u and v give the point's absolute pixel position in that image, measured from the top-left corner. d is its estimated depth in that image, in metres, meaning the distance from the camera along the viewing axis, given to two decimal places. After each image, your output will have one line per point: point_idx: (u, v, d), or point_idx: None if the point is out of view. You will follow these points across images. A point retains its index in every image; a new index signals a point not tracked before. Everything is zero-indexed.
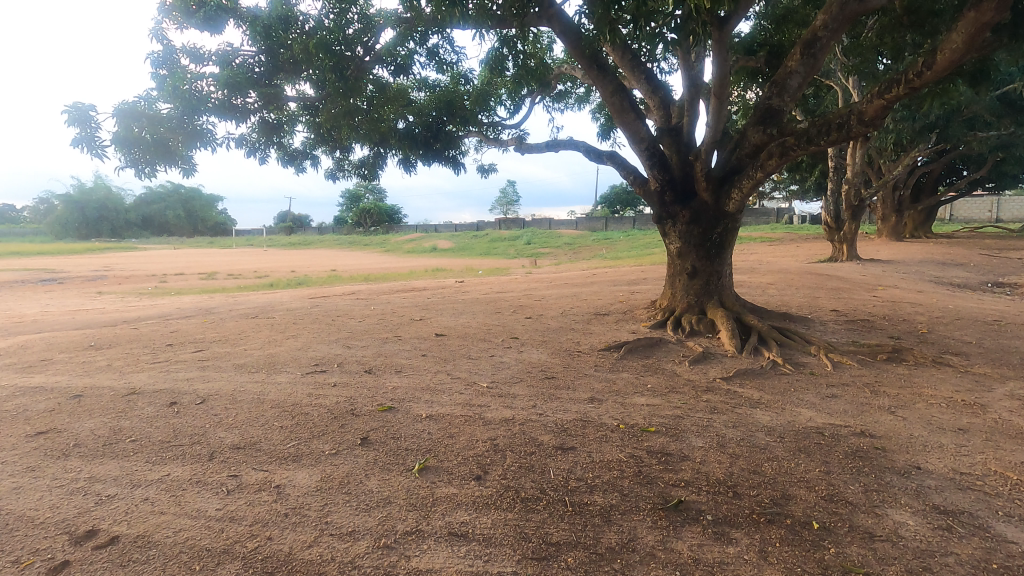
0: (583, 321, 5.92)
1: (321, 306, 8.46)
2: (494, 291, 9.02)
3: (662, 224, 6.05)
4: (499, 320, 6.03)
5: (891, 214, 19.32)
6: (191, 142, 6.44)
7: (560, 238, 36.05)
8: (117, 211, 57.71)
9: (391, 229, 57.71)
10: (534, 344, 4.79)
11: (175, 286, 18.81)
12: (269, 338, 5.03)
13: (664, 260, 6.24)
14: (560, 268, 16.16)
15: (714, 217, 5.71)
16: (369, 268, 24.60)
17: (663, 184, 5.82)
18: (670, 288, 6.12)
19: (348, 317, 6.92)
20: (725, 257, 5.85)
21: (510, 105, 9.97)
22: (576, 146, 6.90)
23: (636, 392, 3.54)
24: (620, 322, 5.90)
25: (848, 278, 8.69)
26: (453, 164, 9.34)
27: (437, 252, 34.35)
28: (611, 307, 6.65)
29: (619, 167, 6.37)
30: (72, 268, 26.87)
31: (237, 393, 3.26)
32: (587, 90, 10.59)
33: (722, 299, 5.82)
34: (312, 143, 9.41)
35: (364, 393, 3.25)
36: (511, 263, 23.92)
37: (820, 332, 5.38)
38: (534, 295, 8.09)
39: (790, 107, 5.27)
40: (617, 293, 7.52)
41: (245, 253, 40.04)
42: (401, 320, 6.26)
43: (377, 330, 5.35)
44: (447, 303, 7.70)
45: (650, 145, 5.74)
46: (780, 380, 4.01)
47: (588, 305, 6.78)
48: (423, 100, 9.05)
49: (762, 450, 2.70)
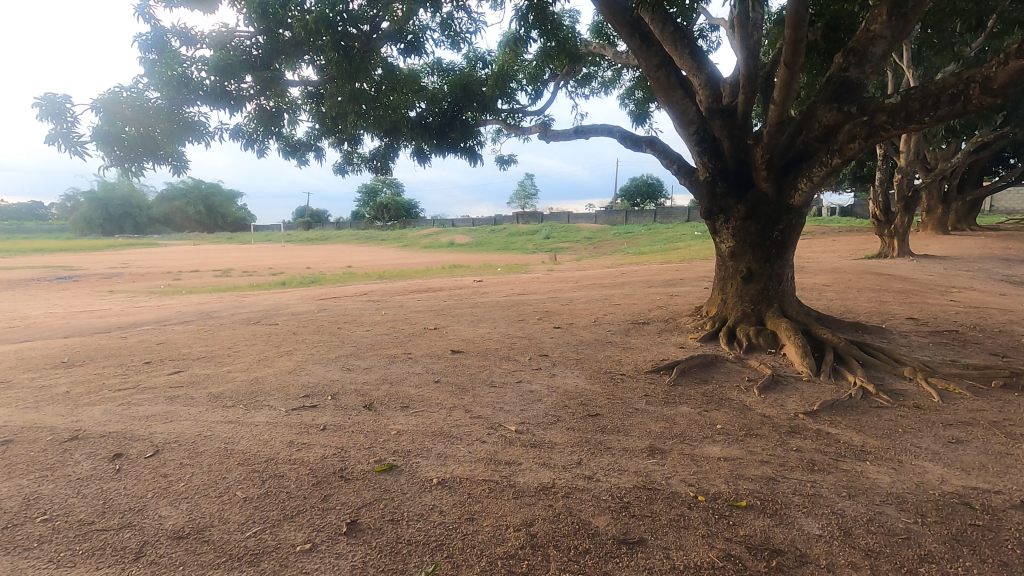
0: (620, 333, 5.15)
1: (329, 311, 7.83)
2: (516, 293, 8.29)
3: (713, 220, 5.24)
4: (524, 330, 5.29)
5: (938, 205, 18.09)
6: (183, 137, 5.86)
7: (580, 232, 35.13)
8: (138, 207, 58.33)
9: (409, 223, 57.32)
10: (568, 363, 4.06)
11: (187, 284, 18.38)
12: (260, 355, 4.37)
13: (713, 261, 5.44)
14: (583, 266, 15.37)
15: (776, 211, 4.89)
16: (386, 264, 24.14)
17: (714, 173, 5.02)
18: (721, 293, 5.33)
19: (357, 325, 6.27)
20: (787, 257, 5.02)
21: (531, 90, 9.22)
22: (610, 131, 6.12)
23: (704, 438, 2.77)
24: (664, 334, 5.12)
25: (913, 278, 7.74)
26: (470, 155, 8.61)
27: (454, 248, 33.67)
28: (649, 314, 5.86)
29: (661, 156, 5.58)
30: (90, 265, 26.88)
31: (202, 441, 2.59)
32: (614, 74, 9.78)
33: (784, 307, 5.00)
34: (319, 132, 8.88)
35: (360, 442, 2.55)
36: (530, 258, 23.20)
37: (906, 347, 4.54)
38: (560, 298, 7.34)
39: (871, 80, 4.44)
40: (654, 298, 6.72)
41: (263, 248, 39.98)
42: (414, 330, 5.57)
43: (386, 345, 4.67)
44: (465, 308, 7.00)
45: (699, 128, 4.95)
46: (879, 416, 3.21)
47: (623, 312, 6.00)
48: (436, 85, 8.35)
49: (905, 542, 1.93)
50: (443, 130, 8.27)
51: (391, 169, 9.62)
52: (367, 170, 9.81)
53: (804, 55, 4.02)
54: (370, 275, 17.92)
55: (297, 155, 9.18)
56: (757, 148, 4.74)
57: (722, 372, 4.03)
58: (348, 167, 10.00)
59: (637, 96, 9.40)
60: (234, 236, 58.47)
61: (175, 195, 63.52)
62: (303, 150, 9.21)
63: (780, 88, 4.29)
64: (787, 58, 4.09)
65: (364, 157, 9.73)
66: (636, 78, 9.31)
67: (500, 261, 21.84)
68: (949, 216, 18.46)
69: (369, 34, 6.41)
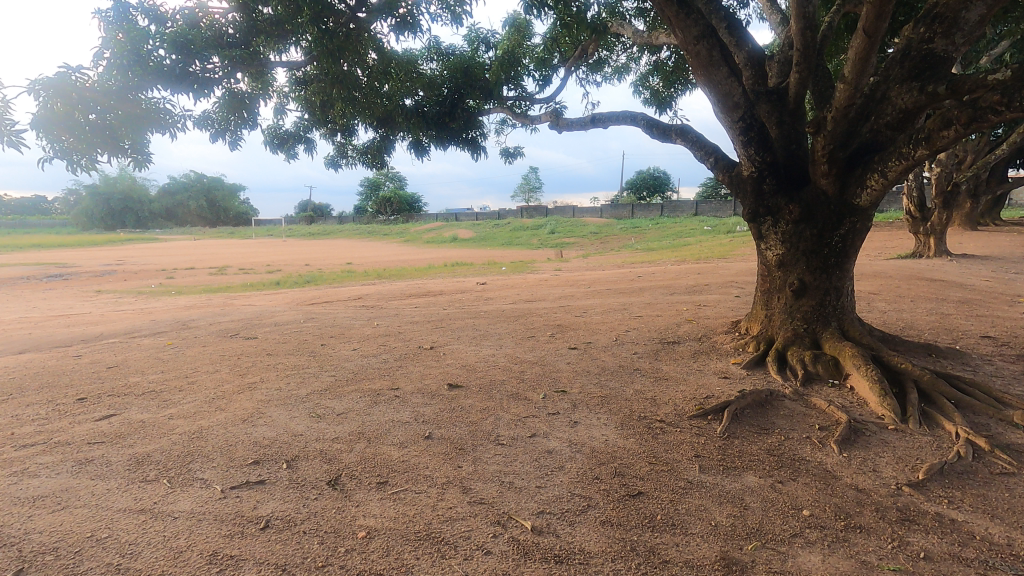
0: (647, 356, 4.39)
1: (318, 320, 7.09)
2: (523, 300, 7.54)
3: (756, 223, 4.45)
4: (535, 352, 4.53)
5: (966, 201, 17.20)
6: (141, 125, 4.83)
7: (586, 227, 34.26)
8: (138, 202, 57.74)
9: (412, 217, 56.62)
10: (591, 404, 3.29)
11: (178, 282, 17.63)
12: (219, 388, 3.63)
13: (756, 271, 4.66)
14: (592, 265, 14.59)
15: (836, 213, 4.10)
16: (386, 261, 23.34)
17: (761, 167, 4.22)
18: (766, 309, 4.56)
19: (344, 342, 5.52)
20: (847, 267, 4.24)
21: (540, 77, 8.40)
22: (630, 118, 5.34)
23: (791, 536, 2.01)
24: (699, 357, 4.36)
25: (968, 284, 6.91)
26: (472, 148, 7.82)
27: (457, 244, 32.89)
28: (677, 331, 5.10)
29: (693, 147, 4.78)
30: (86, 261, 26.27)
31: (91, 551, 1.83)
32: (629, 59, 9.00)
33: (843, 327, 4.23)
34: (309, 121, 8.20)
35: (313, 556, 1.79)
36: (536, 255, 22.45)
37: (999, 379, 3.74)
38: (571, 308, 6.57)
39: (959, 53, 3.64)
40: (680, 310, 5.94)
41: (263, 244, 39.20)
42: (408, 351, 4.82)
43: (372, 375, 3.91)
44: (467, 320, 6.24)
45: (745, 114, 4.15)
46: (1009, 489, 2.43)
47: (647, 328, 5.23)
48: (435, 71, 7.55)
49: None
50: (443, 120, 7.49)
51: (387, 164, 8.87)
52: (362, 164, 9.04)
53: (890, 19, 3.20)
54: (369, 273, 17.23)
55: (284, 148, 8.40)
56: (816, 138, 3.94)
57: (781, 415, 3.26)
58: (340, 162, 9.23)
59: (653, 83, 8.61)
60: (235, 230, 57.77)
61: (177, 189, 62.90)
62: (290, 143, 8.42)
63: (852, 63, 3.47)
64: (867, 24, 3.26)
65: (358, 150, 8.95)
66: (652, 64, 8.51)
67: (505, 258, 21.14)
68: (978, 211, 17.52)
69: (356, 9, 5.61)
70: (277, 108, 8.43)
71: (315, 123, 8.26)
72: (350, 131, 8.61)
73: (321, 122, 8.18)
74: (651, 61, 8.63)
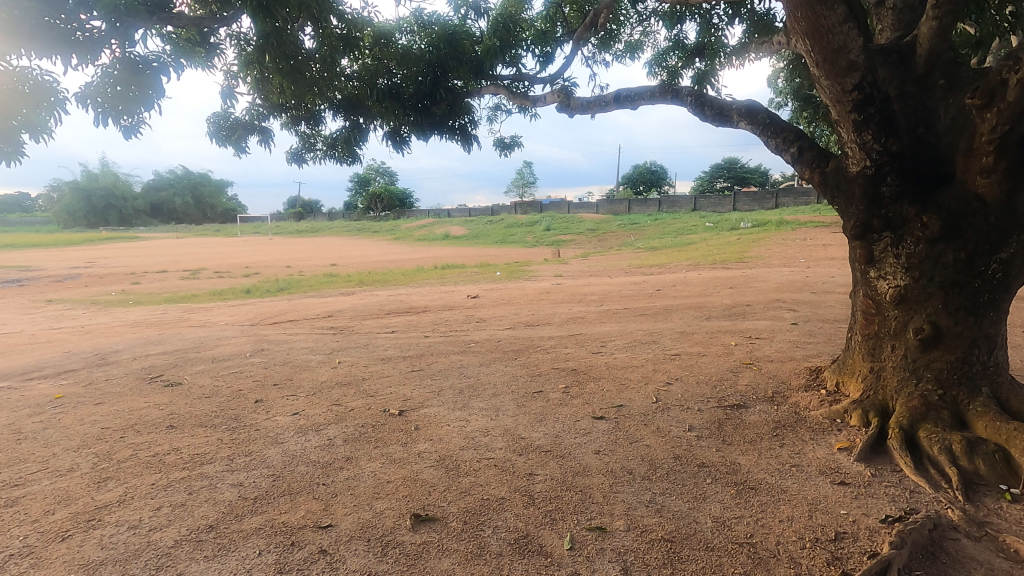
0: (705, 434, 3.06)
1: (270, 353, 5.73)
2: (521, 325, 6.20)
3: (867, 239, 3.08)
4: (544, 429, 3.17)
5: None
6: (9, 107, 2.57)
7: (583, 224, 32.88)
8: (119, 199, 55.90)
9: (404, 214, 55.16)
10: (649, 563, 1.96)
11: (140, 289, 16.06)
12: (41, 523, 2.25)
13: (859, 307, 3.31)
14: (593, 269, 13.21)
15: (996, 229, 2.74)
16: (371, 263, 21.82)
17: (881, 159, 2.84)
18: (875, 362, 3.22)
19: (290, 396, 4.16)
20: (1004, 306, 2.90)
21: (543, 54, 7.02)
22: (666, 93, 3.97)
23: None
24: (782, 436, 3.03)
25: None
26: (462, 138, 6.45)
27: (449, 242, 31.43)
28: (736, 383, 3.77)
29: (768, 130, 3.40)
30: (54, 264, 24.69)
31: None
32: (644, 32, 7.62)
33: (997, 393, 2.90)
34: (262, 106, 6.77)
35: None
36: (531, 255, 21.18)
37: None
38: (583, 341, 5.21)
39: None
40: (725, 346, 4.63)
41: (245, 243, 37.49)
42: (368, 421, 3.46)
43: (300, 484, 2.55)
44: (452, 361, 4.86)
45: (863, 79, 2.71)
46: None
47: (690, 379, 3.90)
48: (414, 44, 6.09)
49: None
50: (424, 102, 6.09)
51: (360, 158, 7.45)
52: (331, 159, 7.61)
53: None
54: (351, 278, 15.87)
55: (233, 140, 6.94)
56: (978, 114, 2.56)
57: None
58: (305, 156, 7.80)
59: (673, 62, 7.28)
60: (220, 228, 55.93)
61: (160, 185, 60.92)
62: (241, 134, 6.96)
63: None
64: None
65: (325, 142, 7.51)
66: (672, 39, 7.17)
67: (500, 259, 19.82)
68: None
69: None
70: (224, 91, 6.97)
71: (271, 109, 6.82)
72: (314, 118, 7.16)
73: (278, 108, 6.75)
74: (668, 38, 7.30)
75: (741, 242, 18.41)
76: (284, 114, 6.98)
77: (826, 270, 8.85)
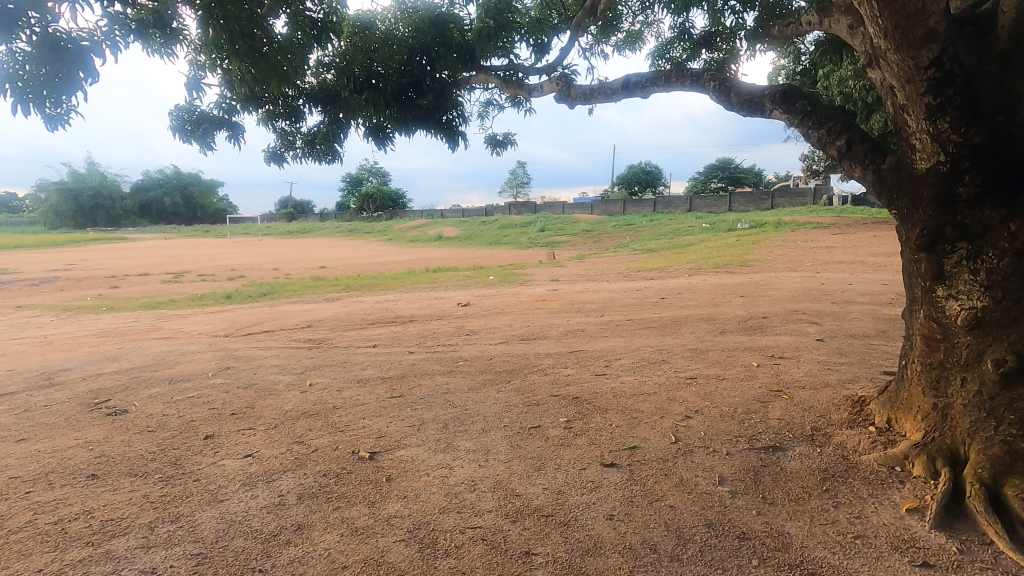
0: (740, 490, 2.50)
1: (235, 372, 5.15)
2: (515, 339, 5.65)
3: (936, 249, 2.53)
4: (544, 481, 2.61)
5: None
6: None
7: (577, 224, 32.49)
8: (106, 199, 55.04)
9: (396, 214, 54.56)
10: None
11: (118, 293, 15.43)
12: None
13: (920, 329, 2.76)
14: (590, 273, 12.72)
15: None
16: (361, 265, 21.23)
17: (960, 151, 2.29)
18: (941, 396, 2.68)
19: (246, 431, 3.57)
20: None
21: (539, 45, 6.48)
22: (682, 79, 3.44)
23: None
24: (834, 491, 2.48)
25: None
26: (451, 134, 5.91)
27: (441, 243, 30.87)
28: (766, 417, 3.23)
29: (810, 119, 2.85)
30: (31, 266, 23.87)
31: None
32: (647, 22, 7.08)
33: None
34: (232, 100, 6.19)
35: None
36: (525, 257, 20.68)
37: None
38: (584, 360, 4.66)
39: None
40: (747, 368, 4.08)
41: (233, 245, 36.77)
42: (332, 468, 2.90)
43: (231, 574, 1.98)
44: (436, 385, 4.30)
45: (942, 54, 2.16)
46: None
47: (714, 411, 3.35)
48: (397, 30, 5.53)
49: None
50: (407, 93, 5.53)
51: (340, 157, 6.87)
52: (309, 158, 7.02)
53: None
54: (338, 282, 15.27)
55: (199, 136, 6.33)
56: None
57: None
58: (283, 154, 7.19)
59: (678, 54, 6.75)
60: (209, 229, 55.09)
61: (148, 186, 59.88)
62: (208, 129, 6.35)
63: None
64: None
65: (303, 139, 6.92)
66: (677, 28, 6.64)
67: (493, 262, 19.24)
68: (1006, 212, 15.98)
69: None
70: (190, 82, 6.34)
71: (241, 102, 6.21)
72: (295, 113, 6.54)
73: (250, 102, 6.17)
74: (673, 28, 6.76)
75: (741, 244, 17.94)
76: (262, 108, 6.38)
77: (837, 276, 8.35)
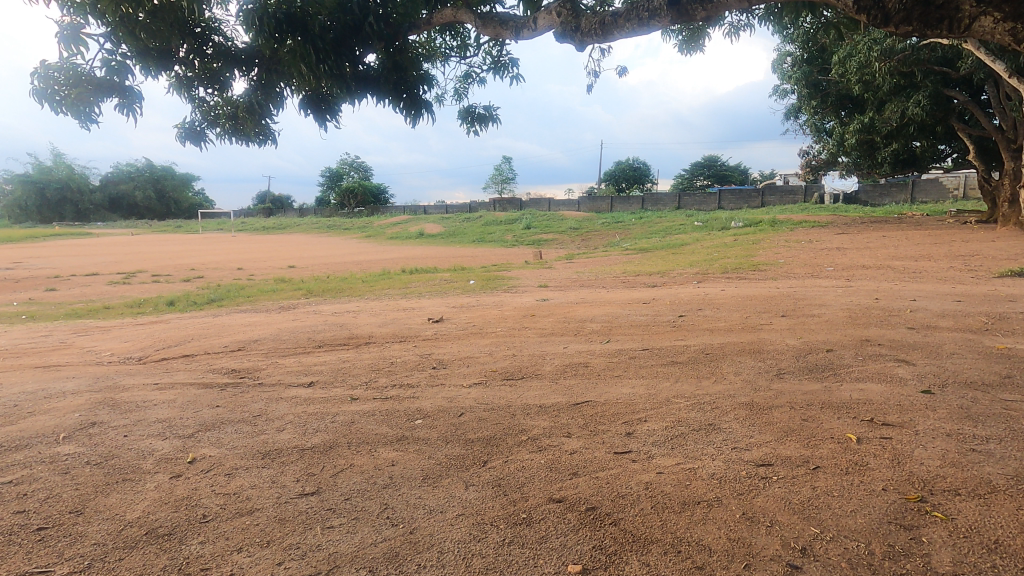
0: None
1: (99, 434, 3.61)
2: (496, 379, 4.19)
3: None
4: None
5: (1007, 201, 14.57)
6: None
7: (565, 222, 31.18)
8: (71, 192, 52.35)
9: (375, 211, 52.63)
10: None
11: (47, 297, 13.57)
12: None
13: None
14: (583, 278, 11.30)
15: None
16: (332, 266, 19.54)
17: None
18: None
19: None
20: None
21: None
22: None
23: None
24: None
25: None
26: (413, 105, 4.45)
27: (420, 241, 29.24)
28: (931, 571, 1.83)
29: None
30: None
31: None
32: None
33: None
34: (126, 57, 4.61)
35: None
36: (509, 257, 19.19)
37: None
38: (594, 423, 3.22)
39: None
40: (845, 449, 2.68)
41: (201, 241, 34.73)
42: None
43: None
44: (371, 471, 2.83)
45: None
46: None
47: (833, 552, 1.94)
48: None
49: None
50: (351, 47, 4.06)
51: (275, 137, 5.31)
52: (234, 138, 5.31)
53: None
54: (302, 286, 13.65)
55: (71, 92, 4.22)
56: None
57: None
58: (203, 132, 5.36)
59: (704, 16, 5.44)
60: (180, 224, 52.62)
61: (117, 179, 57.15)
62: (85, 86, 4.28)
63: None
64: None
65: (223, 110, 5.15)
66: None
67: (475, 262, 17.76)
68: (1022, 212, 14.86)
69: None
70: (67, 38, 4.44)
71: (139, 58, 4.46)
72: (215, 78, 4.94)
73: (151, 61, 4.60)
74: None
75: (741, 244, 16.69)
76: (169, 69, 4.83)
77: (880, 287, 7.02)
